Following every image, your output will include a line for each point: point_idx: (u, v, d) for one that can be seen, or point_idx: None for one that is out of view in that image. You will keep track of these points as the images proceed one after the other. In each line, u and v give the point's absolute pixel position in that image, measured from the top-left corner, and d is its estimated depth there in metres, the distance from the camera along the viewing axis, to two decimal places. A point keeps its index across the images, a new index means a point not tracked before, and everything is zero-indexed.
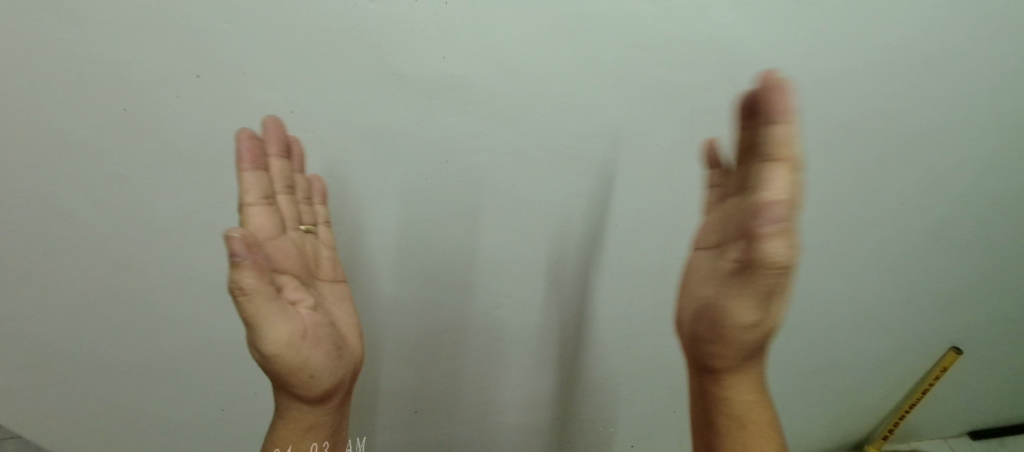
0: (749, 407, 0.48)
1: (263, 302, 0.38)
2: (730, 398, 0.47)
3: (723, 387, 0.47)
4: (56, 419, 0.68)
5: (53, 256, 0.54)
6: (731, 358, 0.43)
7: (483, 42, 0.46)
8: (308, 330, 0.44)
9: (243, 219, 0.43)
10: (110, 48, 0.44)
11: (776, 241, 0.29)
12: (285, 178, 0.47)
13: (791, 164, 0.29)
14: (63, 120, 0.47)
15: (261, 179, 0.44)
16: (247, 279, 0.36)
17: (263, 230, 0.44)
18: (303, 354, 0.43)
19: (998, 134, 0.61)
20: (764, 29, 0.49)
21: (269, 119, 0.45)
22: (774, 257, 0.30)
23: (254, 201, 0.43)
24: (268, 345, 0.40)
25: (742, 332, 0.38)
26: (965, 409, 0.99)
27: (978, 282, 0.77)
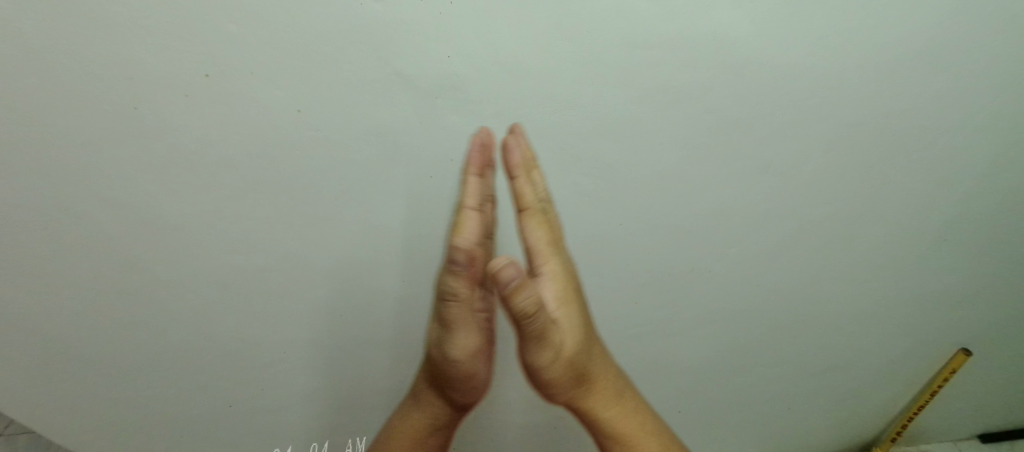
0: (618, 420, 0.58)
1: (466, 311, 0.50)
2: (598, 419, 0.58)
3: (588, 412, 0.58)
4: (67, 417, 0.69)
5: (65, 255, 0.55)
6: (564, 388, 0.55)
7: (486, 42, 0.47)
8: (483, 343, 0.55)
9: (458, 221, 0.50)
10: (120, 49, 0.44)
11: (519, 296, 0.45)
12: (478, 196, 0.51)
13: (536, 211, 0.52)
14: (74, 120, 0.48)
15: (480, 187, 0.51)
16: (459, 287, 0.48)
17: (473, 234, 0.50)
18: (476, 365, 0.55)
19: (1005, 132, 0.60)
20: (765, 26, 0.48)
21: (482, 130, 0.51)
22: (525, 305, 0.46)
23: (472, 205, 0.51)
24: (458, 349, 0.52)
25: (552, 367, 0.52)
26: (976, 410, 0.98)
27: (986, 281, 0.76)
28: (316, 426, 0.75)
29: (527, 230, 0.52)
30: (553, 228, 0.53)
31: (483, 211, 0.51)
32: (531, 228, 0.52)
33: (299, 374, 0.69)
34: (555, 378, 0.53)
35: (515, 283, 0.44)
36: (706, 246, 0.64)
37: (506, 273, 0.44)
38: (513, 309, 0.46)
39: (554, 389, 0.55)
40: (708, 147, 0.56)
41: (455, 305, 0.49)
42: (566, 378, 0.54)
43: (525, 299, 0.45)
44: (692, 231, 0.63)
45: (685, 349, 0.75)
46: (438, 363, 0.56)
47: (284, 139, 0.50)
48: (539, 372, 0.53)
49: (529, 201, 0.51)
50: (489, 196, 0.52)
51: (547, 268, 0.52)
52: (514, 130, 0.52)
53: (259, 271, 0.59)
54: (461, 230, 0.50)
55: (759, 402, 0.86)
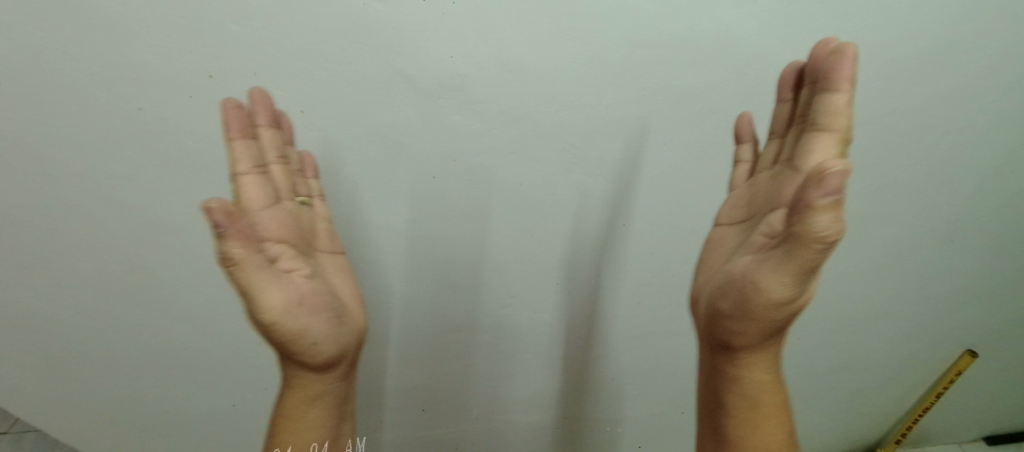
0: (761, 389, 0.47)
1: (258, 269, 0.37)
2: (741, 377, 0.46)
3: (739, 366, 0.46)
4: (71, 415, 0.69)
5: (68, 255, 0.56)
6: (753, 336, 0.41)
7: (488, 42, 0.47)
8: (304, 297, 0.43)
9: (236, 189, 0.41)
10: (123, 49, 0.44)
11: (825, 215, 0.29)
12: (278, 148, 0.45)
13: (841, 133, 0.36)
14: (77, 121, 0.48)
15: (254, 148, 0.41)
16: (234, 250, 0.35)
17: (258, 200, 0.42)
18: (303, 323, 0.42)
19: (1012, 131, 0.59)
20: (769, 24, 0.48)
21: (253, 91, 0.44)
22: (819, 231, 0.29)
23: (246, 171, 0.41)
24: (266, 315, 0.39)
25: (770, 310, 0.37)
26: (982, 412, 0.97)
27: (992, 282, 0.75)
28: None
29: (811, 147, 0.37)
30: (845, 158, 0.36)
31: (265, 171, 0.42)
32: (814, 152, 0.37)
33: None
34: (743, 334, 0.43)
35: (836, 199, 0.28)
36: None
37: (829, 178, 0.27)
38: (800, 226, 0.30)
39: (735, 334, 0.42)
40: (711, 146, 0.56)
41: (237, 271, 0.36)
42: (774, 326, 0.39)
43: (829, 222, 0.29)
44: (694, 232, 0.62)
45: (688, 350, 0.75)
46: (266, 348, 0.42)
47: None
48: (760, 306, 0.37)
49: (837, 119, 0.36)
50: (304, 168, 0.50)
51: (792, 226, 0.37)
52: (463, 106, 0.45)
53: None
54: (240, 199, 0.41)
55: None
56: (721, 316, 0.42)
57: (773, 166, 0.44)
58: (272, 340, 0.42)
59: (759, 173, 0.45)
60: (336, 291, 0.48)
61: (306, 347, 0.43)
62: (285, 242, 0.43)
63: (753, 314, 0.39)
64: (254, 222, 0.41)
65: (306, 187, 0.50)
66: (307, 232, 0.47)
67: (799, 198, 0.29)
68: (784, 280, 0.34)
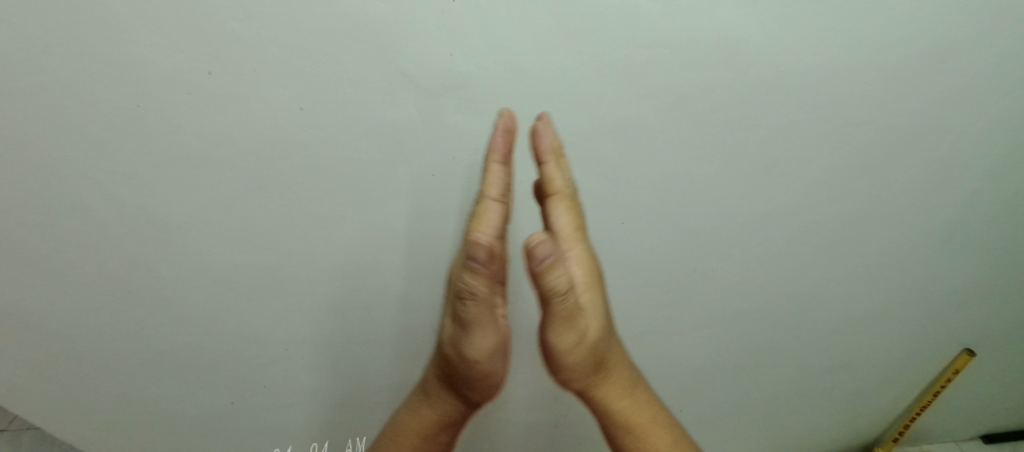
0: (630, 411, 0.58)
1: (479, 306, 0.51)
2: (614, 407, 0.57)
3: (599, 401, 0.57)
4: (71, 414, 0.69)
5: (68, 254, 0.56)
6: (579, 377, 0.53)
7: (488, 41, 0.47)
8: (502, 334, 0.56)
9: (479, 213, 0.48)
10: (124, 48, 0.44)
11: (554, 271, 0.45)
12: (501, 187, 0.49)
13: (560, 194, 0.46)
14: (77, 120, 0.48)
15: (503, 178, 0.48)
16: (477, 286, 0.49)
17: (490, 229, 0.48)
18: (492, 363, 0.57)
19: (1010, 131, 0.59)
20: (769, 25, 0.48)
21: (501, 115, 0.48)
22: (557, 281, 0.45)
23: (494, 197, 0.49)
24: (476, 350, 0.55)
25: (571, 355, 0.51)
26: (979, 410, 0.97)
27: (990, 282, 0.76)
28: (320, 425, 0.75)
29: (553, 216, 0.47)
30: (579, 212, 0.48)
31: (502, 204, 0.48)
32: (558, 214, 0.47)
33: (301, 372, 0.69)
34: (576, 366, 0.52)
35: (548, 261, 0.45)
36: (709, 246, 0.64)
37: (541, 251, 0.45)
38: (542, 284, 0.45)
39: (568, 381, 0.55)
40: (711, 146, 0.56)
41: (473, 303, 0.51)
42: (585, 365, 0.52)
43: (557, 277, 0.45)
44: (693, 231, 0.63)
45: (686, 349, 0.76)
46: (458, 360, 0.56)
47: (287, 138, 0.50)
48: (559, 356, 0.51)
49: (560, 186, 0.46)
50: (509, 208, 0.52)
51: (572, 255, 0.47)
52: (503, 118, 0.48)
53: (262, 270, 0.59)
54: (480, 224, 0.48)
55: (759, 402, 0.86)
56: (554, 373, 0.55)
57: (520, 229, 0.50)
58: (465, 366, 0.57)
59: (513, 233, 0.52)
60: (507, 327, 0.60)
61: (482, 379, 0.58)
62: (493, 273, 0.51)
63: (572, 365, 0.51)
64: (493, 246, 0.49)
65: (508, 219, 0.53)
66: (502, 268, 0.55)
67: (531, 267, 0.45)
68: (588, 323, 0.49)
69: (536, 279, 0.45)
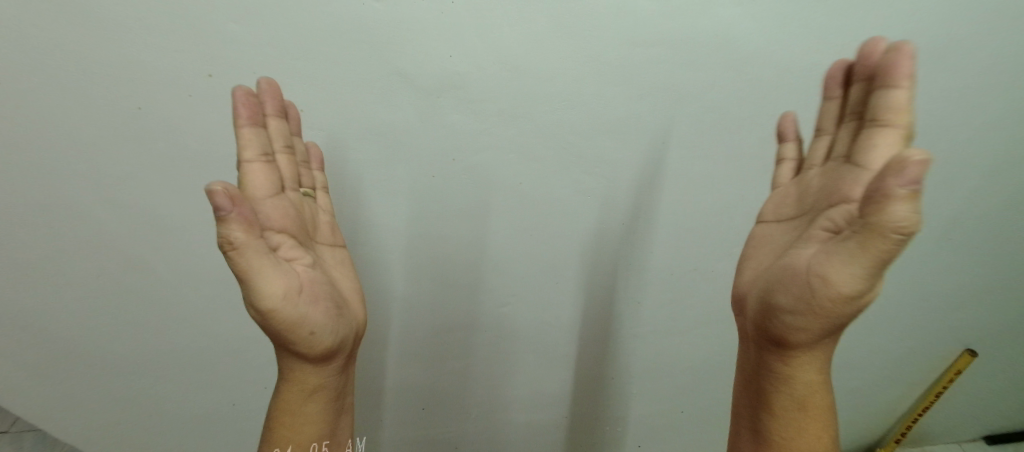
0: (809, 390, 0.44)
1: (258, 254, 0.36)
2: (798, 377, 0.44)
3: (792, 364, 0.43)
4: (70, 415, 0.69)
5: (68, 255, 0.56)
6: (807, 333, 0.40)
7: (486, 41, 0.47)
8: (308, 288, 0.42)
9: (241, 179, 0.40)
10: (123, 49, 0.45)
11: (904, 204, 0.29)
12: (284, 138, 0.44)
13: (901, 130, 0.36)
14: (77, 121, 0.48)
15: (262, 138, 0.40)
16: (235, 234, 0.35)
17: (263, 189, 0.40)
18: (299, 309, 0.40)
19: (1010, 130, 0.59)
20: (768, 24, 0.48)
21: (262, 81, 0.42)
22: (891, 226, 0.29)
23: (251, 158, 0.40)
24: (264, 301, 0.38)
25: (830, 302, 0.36)
26: (981, 411, 0.97)
27: (991, 281, 0.75)
28: None
29: (869, 147, 0.37)
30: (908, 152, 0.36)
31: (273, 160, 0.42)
32: (875, 149, 0.37)
33: None
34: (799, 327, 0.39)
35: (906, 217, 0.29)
36: (709, 246, 0.64)
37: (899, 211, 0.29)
38: (876, 216, 0.30)
39: (793, 330, 0.40)
40: (710, 146, 0.56)
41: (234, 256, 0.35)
42: (830, 322, 0.38)
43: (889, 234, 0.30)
44: (693, 231, 0.62)
45: (686, 350, 0.76)
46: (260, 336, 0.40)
47: None
48: (811, 296, 0.37)
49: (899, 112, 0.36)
50: (305, 158, 0.47)
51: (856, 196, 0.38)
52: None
53: None
54: (246, 187, 0.40)
55: None
56: (772, 311, 0.41)
57: (827, 162, 0.43)
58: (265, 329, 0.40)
59: (808, 170, 0.45)
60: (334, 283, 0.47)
61: (304, 337, 0.41)
62: (284, 232, 0.41)
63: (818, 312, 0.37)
64: (258, 210, 0.40)
65: (309, 177, 0.48)
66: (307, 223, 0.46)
67: (876, 186, 0.30)
68: (854, 274, 0.33)
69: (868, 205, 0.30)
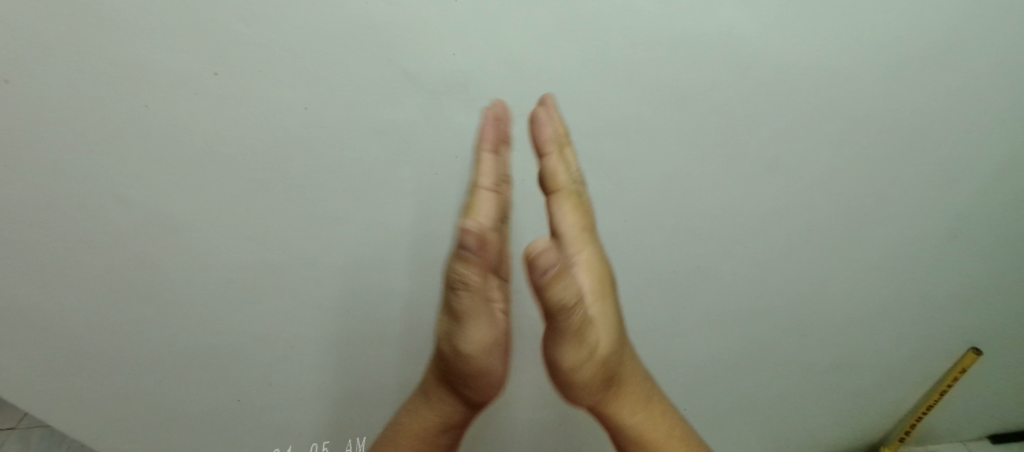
0: (644, 427, 0.55)
1: (477, 300, 0.41)
2: (625, 424, 0.54)
3: (612, 416, 0.54)
4: (77, 413, 0.70)
5: (76, 253, 0.56)
6: (589, 395, 0.51)
7: (490, 41, 0.47)
8: (500, 337, 0.47)
9: (471, 202, 0.38)
10: (132, 50, 0.45)
11: (558, 285, 0.40)
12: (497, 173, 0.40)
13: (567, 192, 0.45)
14: (85, 121, 0.48)
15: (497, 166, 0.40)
16: (471, 276, 0.39)
17: (488, 218, 0.38)
18: (491, 359, 0.46)
19: (1014, 129, 0.59)
20: (771, 23, 0.48)
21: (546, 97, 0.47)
22: (563, 297, 0.40)
23: (561, 184, 0.44)
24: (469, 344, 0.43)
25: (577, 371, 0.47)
26: (984, 410, 0.97)
27: (995, 280, 0.75)
28: (322, 423, 0.76)
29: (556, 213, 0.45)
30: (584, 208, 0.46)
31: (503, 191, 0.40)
32: (560, 212, 0.45)
33: (305, 371, 0.70)
34: (587, 377, 0.48)
35: (554, 272, 0.39)
36: (711, 246, 0.64)
37: (543, 260, 0.39)
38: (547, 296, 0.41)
39: (578, 397, 0.51)
40: (713, 144, 0.56)
41: (466, 296, 0.40)
42: (596, 381, 0.49)
43: (564, 290, 0.40)
44: (696, 230, 0.62)
45: (688, 350, 0.76)
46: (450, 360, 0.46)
47: (290, 138, 0.51)
48: (567, 374, 0.47)
49: (562, 181, 0.45)
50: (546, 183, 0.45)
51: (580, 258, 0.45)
52: (545, 101, 0.47)
53: (267, 269, 0.60)
54: (473, 212, 0.38)
55: (762, 402, 0.86)
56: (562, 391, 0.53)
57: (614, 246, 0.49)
58: (456, 363, 0.46)
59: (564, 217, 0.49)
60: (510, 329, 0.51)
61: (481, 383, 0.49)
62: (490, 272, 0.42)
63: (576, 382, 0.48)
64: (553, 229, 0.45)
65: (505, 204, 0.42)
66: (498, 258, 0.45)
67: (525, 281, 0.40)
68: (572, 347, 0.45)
69: (540, 292, 0.41)
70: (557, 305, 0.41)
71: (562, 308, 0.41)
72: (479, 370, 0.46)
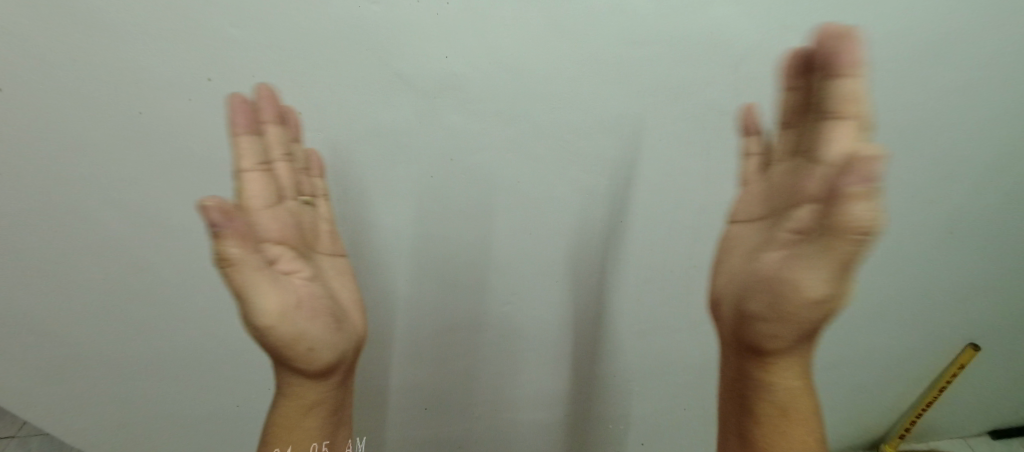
0: (792, 394, 0.46)
1: (254, 272, 0.38)
2: (773, 383, 0.46)
3: (769, 370, 0.45)
4: (75, 419, 0.70)
5: (72, 259, 0.56)
6: (784, 340, 0.41)
7: (483, 42, 0.47)
8: (307, 302, 0.44)
9: (238, 186, 0.41)
10: (124, 54, 0.45)
11: (860, 204, 0.29)
12: (284, 145, 0.44)
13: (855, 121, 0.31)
14: (79, 126, 0.48)
15: (258, 146, 0.41)
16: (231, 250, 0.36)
17: (257, 196, 0.41)
18: (294, 331, 0.43)
19: (1008, 123, 0.59)
20: (764, 21, 0.48)
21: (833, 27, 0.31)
22: (856, 222, 0.29)
23: (249, 167, 0.41)
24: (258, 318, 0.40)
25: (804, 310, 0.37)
26: (985, 406, 0.97)
27: (993, 275, 0.75)
28: None
29: (826, 142, 0.32)
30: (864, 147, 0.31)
31: (271, 170, 0.43)
32: (832, 145, 0.32)
33: None
34: (803, 322, 0.38)
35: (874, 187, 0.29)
36: (708, 243, 0.64)
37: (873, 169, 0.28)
38: (838, 216, 0.30)
39: (767, 337, 0.42)
40: (708, 142, 0.56)
41: (233, 275, 0.37)
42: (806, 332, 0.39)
43: (865, 212, 0.29)
44: (692, 228, 0.63)
45: (687, 348, 0.76)
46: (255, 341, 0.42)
47: None
48: (783, 304, 0.38)
49: (858, 106, 0.31)
50: (307, 166, 0.48)
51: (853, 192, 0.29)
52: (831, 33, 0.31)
53: None
54: (243, 193, 0.40)
55: None
56: (744, 324, 0.44)
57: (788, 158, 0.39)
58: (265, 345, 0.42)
59: (773, 166, 0.42)
60: (335, 295, 0.49)
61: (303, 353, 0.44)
62: (283, 244, 0.43)
63: (789, 316, 0.38)
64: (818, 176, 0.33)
65: (311, 185, 0.49)
66: (306, 233, 0.48)
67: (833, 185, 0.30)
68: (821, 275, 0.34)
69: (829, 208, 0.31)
70: (849, 228, 0.30)
71: (858, 235, 0.30)
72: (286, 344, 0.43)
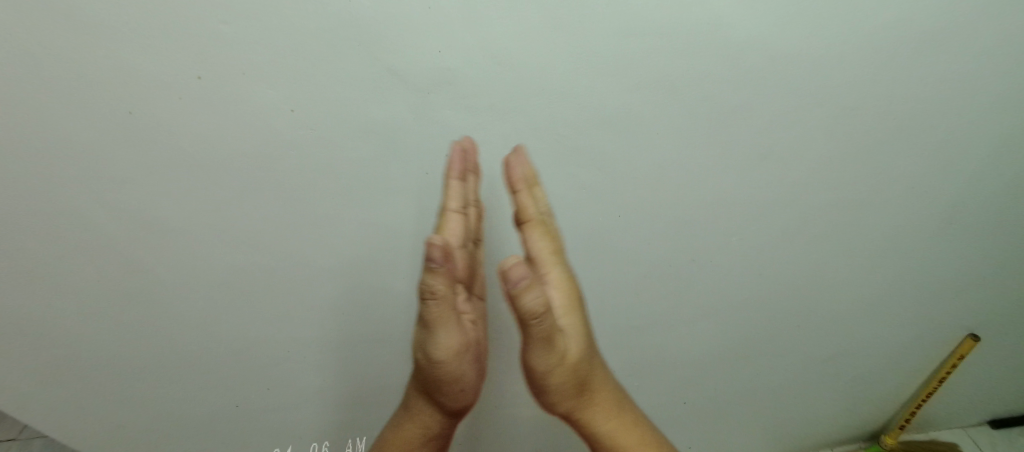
0: (618, 433, 0.57)
1: (445, 307, 0.45)
2: (599, 432, 0.56)
3: (586, 424, 0.57)
4: (74, 422, 0.70)
5: (66, 260, 0.56)
6: (567, 399, 0.54)
7: (477, 36, 0.46)
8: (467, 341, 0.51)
9: (441, 223, 0.49)
10: (114, 53, 0.44)
11: (528, 294, 0.42)
12: (460, 199, 0.50)
13: (535, 222, 0.49)
14: (69, 128, 0.48)
15: (462, 190, 0.50)
16: (437, 286, 0.43)
17: (456, 235, 0.49)
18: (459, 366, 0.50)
19: (1007, 113, 0.59)
20: (760, 12, 0.48)
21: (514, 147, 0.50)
22: (532, 304, 0.42)
23: (454, 209, 0.49)
24: (440, 351, 0.47)
25: (551, 372, 0.50)
26: (985, 395, 0.97)
27: (993, 266, 0.75)
28: (321, 426, 0.76)
29: (530, 241, 0.49)
30: (552, 233, 0.50)
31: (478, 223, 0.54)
32: (535, 239, 0.49)
33: (302, 374, 0.70)
34: (560, 384, 0.51)
35: (524, 284, 0.42)
36: (707, 238, 0.64)
37: (514, 274, 0.41)
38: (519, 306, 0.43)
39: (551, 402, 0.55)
40: (706, 136, 0.55)
41: (433, 303, 0.44)
42: (569, 386, 0.52)
43: (532, 300, 0.43)
44: (692, 222, 0.62)
45: (688, 344, 0.75)
46: (426, 369, 0.50)
47: (278, 139, 0.50)
48: (541, 374, 0.50)
49: (531, 213, 0.49)
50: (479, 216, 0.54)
51: (551, 277, 0.49)
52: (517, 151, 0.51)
53: (261, 272, 0.59)
54: (445, 231, 0.49)
55: (763, 394, 0.86)
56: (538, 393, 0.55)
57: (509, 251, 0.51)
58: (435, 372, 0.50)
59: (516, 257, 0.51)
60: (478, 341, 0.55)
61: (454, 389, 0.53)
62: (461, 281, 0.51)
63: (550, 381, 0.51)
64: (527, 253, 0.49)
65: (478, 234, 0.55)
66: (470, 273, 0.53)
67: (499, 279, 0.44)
68: (541, 354, 0.48)
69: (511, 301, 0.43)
70: (527, 313, 0.43)
71: (533, 316, 0.43)
72: (451, 377, 0.51)
